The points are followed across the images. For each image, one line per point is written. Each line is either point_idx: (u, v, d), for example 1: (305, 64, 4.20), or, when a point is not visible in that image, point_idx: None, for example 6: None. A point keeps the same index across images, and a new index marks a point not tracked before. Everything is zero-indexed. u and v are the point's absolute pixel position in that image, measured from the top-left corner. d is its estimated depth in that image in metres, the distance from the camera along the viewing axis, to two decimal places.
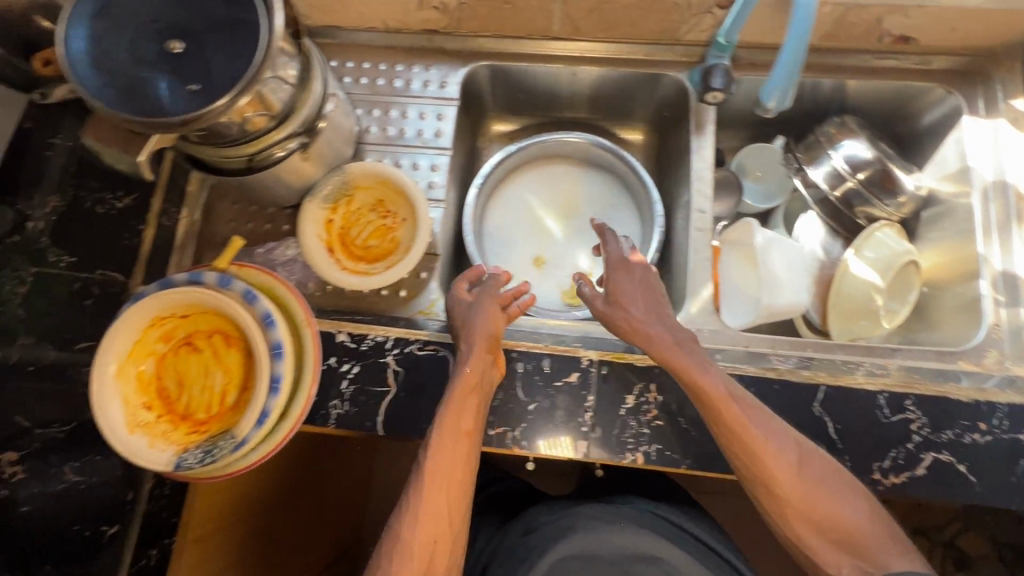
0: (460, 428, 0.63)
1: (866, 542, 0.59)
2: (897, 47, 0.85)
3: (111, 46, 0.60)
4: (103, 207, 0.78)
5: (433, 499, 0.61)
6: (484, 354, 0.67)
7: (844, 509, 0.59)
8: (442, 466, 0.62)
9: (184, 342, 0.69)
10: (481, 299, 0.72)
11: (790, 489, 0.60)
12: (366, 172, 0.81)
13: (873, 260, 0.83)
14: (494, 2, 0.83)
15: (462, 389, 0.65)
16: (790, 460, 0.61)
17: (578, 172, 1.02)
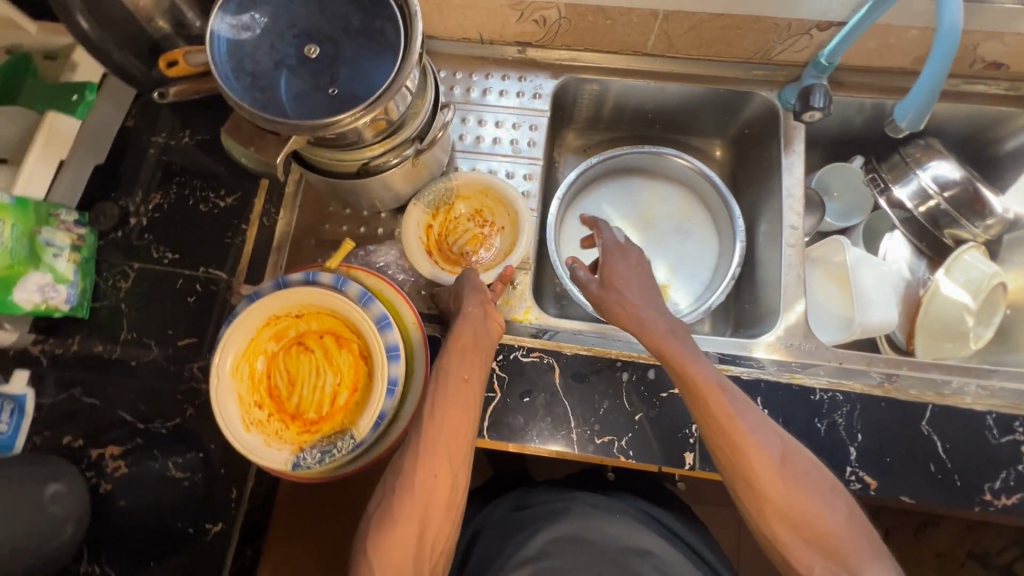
0: (460, 374, 0.65)
1: (846, 545, 0.54)
2: (988, 72, 0.86)
3: (254, 49, 0.62)
4: (207, 206, 0.81)
5: (432, 442, 0.61)
6: (481, 311, 0.70)
7: (821, 508, 0.56)
8: (445, 408, 0.62)
9: (295, 341, 0.70)
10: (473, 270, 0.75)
11: (766, 479, 0.57)
12: (470, 181, 0.83)
13: (965, 283, 0.84)
14: (594, 16, 0.84)
15: (460, 341, 0.67)
16: (766, 449, 0.59)
17: (656, 185, 1.03)
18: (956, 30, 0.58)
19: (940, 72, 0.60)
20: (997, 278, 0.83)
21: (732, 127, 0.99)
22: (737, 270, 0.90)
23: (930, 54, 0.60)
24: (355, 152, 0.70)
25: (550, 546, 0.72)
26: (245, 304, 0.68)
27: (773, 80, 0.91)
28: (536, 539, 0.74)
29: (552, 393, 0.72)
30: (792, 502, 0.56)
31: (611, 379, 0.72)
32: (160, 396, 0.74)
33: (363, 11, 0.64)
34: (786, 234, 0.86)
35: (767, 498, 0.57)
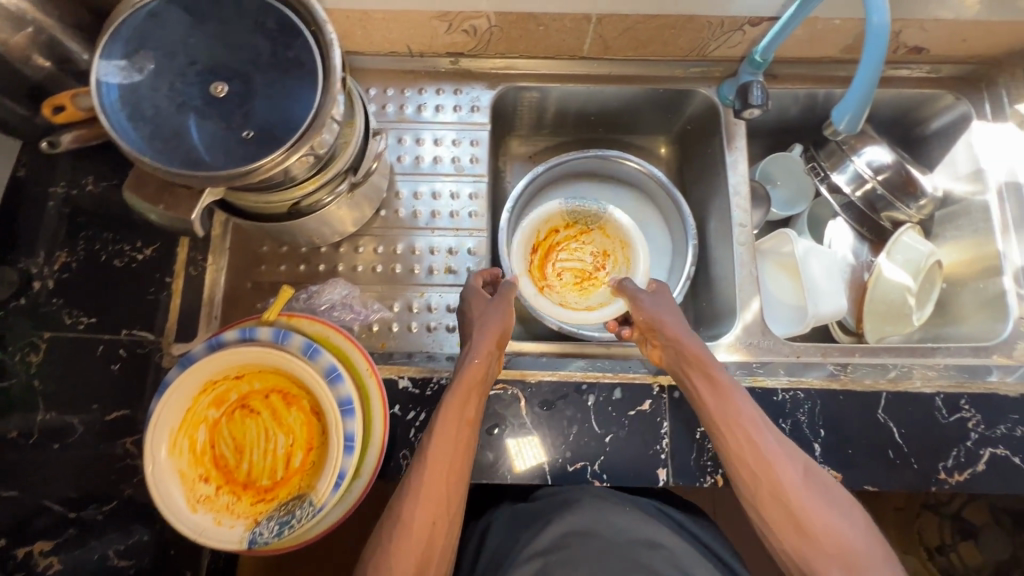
0: (464, 418, 0.65)
1: (864, 558, 0.58)
2: (911, 57, 0.88)
3: (150, 93, 0.55)
4: (123, 259, 0.74)
5: (433, 481, 0.62)
6: (491, 353, 0.69)
7: (835, 526, 0.60)
8: (445, 452, 0.63)
9: (238, 405, 0.64)
10: (505, 298, 0.74)
11: (784, 497, 0.61)
12: (619, 229, 0.89)
13: (904, 263, 0.87)
14: (526, 24, 0.80)
15: (467, 383, 0.66)
16: (784, 472, 0.62)
17: (604, 189, 1.02)
18: (885, 34, 0.59)
19: (873, 74, 0.61)
20: (933, 257, 0.86)
21: (675, 123, 0.99)
22: (691, 270, 0.91)
23: (862, 57, 0.61)
24: (283, 191, 0.65)
25: (565, 542, 0.64)
26: (177, 372, 0.62)
27: (710, 76, 0.90)
28: (545, 531, 0.66)
29: (519, 424, 0.70)
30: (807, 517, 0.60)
31: (578, 403, 0.71)
32: (90, 481, 0.66)
33: (272, 40, 0.58)
34: (736, 233, 0.86)
35: (783, 513, 0.61)
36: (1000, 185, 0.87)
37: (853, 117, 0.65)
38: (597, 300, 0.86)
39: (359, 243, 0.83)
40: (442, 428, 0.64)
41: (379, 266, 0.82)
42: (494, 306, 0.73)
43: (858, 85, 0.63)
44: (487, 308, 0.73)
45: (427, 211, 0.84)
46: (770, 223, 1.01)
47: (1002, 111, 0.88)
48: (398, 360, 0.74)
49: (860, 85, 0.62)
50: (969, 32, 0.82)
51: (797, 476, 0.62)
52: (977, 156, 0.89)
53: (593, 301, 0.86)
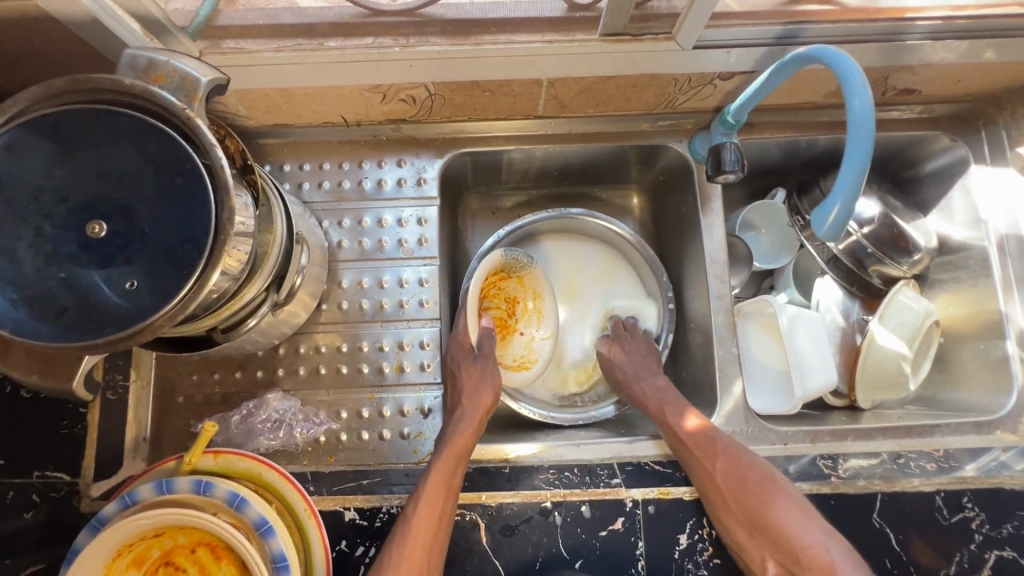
0: (451, 488, 0.62)
1: None
2: (901, 98, 0.80)
3: (12, 245, 0.47)
4: (30, 389, 0.66)
5: (418, 553, 0.59)
6: (482, 418, 0.69)
7: (804, 537, 0.59)
8: (428, 520, 0.60)
9: (161, 563, 0.58)
10: (491, 357, 0.75)
11: (745, 512, 0.62)
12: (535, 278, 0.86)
13: (898, 327, 0.80)
14: (471, 90, 0.72)
15: (457, 450, 0.65)
16: (740, 485, 0.63)
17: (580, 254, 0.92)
18: (870, 132, 0.52)
19: (856, 177, 0.53)
20: (930, 318, 0.79)
21: (647, 175, 0.90)
22: (669, 338, 0.84)
23: (843, 158, 0.53)
24: (193, 323, 0.56)
25: None
26: (85, 536, 0.55)
27: (680, 128, 0.82)
28: None
29: (481, 554, 0.64)
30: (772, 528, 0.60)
31: (542, 525, 0.65)
32: None
33: (155, 166, 0.49)
34: (714, 305, 0.79)
35: (746, 528, 0.61)
36: (1001, 237, 0.80)
37: (836, 222, 0.55)
38: (519, 350, 0.84)
39: (299, 344, 0.74)
40: (430, 492, 0.62)
41: (323, 368, 0.74)
42: (484, 371, 0.73)
43: (839, 189, 0.54)
44: (476, 369, 0.73)
45: (372, 302, 0.76)
46: (754, 275, 0.94)
47: (1002, 154, 0.80)
48: (345, 487, 0.67)
49: (841, 188, 0.53)
50: (964, 73, 0.74)
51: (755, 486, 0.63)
52: (975, 204, 0.81)
53: (512, 350, 0.84)
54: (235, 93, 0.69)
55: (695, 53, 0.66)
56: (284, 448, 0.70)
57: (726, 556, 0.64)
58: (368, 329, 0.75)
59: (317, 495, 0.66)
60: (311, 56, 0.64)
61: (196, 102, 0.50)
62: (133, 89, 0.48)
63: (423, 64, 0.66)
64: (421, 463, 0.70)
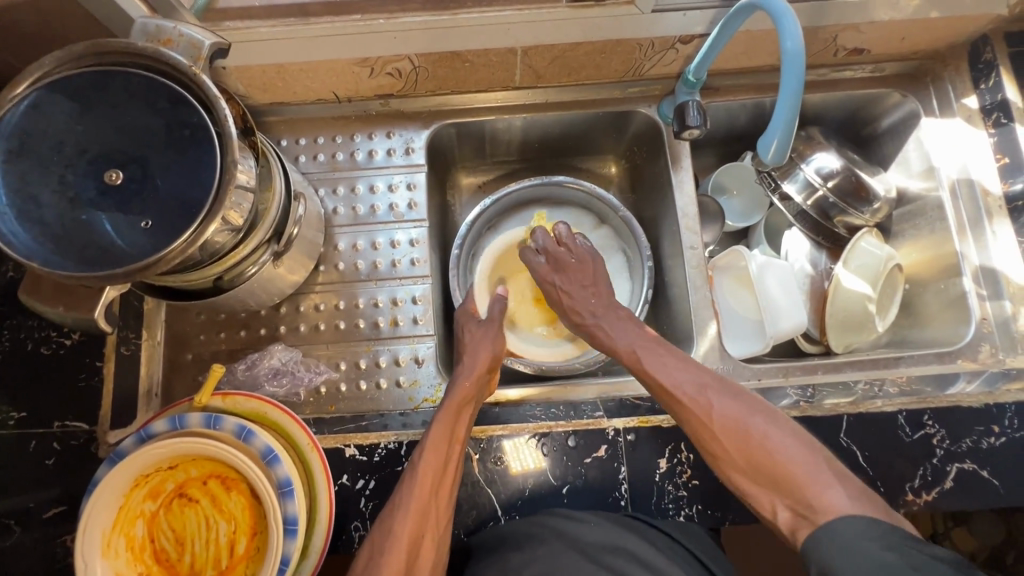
0: (455, 435, 0.66)
1: (797, 479, 0.53)
2: (852, 58, 0.86)
3: (39, 190, 0.52)
4: (49, 347, 0.70)
5: (425, 498, 0.62)
6: (481, 375, 0.72)
7: (767, 444, 0.56)
8: (433, 468, 0.63)
9: (176, 494, 0.62)
10: (496, 322, 0.79)
11: (736, 448, 0.58)
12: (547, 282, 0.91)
13: (861, 270, 0.85)
14: (450, 61, 0.78)
15: (458, 402, 0.68)
16: (740, 428, 0.58)
17: (604, 234, 0.97)
18: (801, 66, 0.58)
19: (792, 107, 0.59)
20: (892, 261, 0.85)
21: (622, 143, 0.96)
22: (648, 292, 0.88)
23: (780, 92, 0.60)
24: (200, 270, 0.61)
25: None
26: (105, 469, 0.60)
27: (649, 95, 0.88)
28: None
29: (473, 483, 0.69)
30: (774, 467, 0.55)
31: (531, 455, 0.69)
32: None
33: (165, 121, 0.55)
34: (687, 255, 0.84)
35: (705, 439, 0.61)
36: (953, 182, 0.84)
37: (777, 151, 0.64)
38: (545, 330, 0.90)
39: (299, 303, 0.79)
40: (432, 442, 0.64)
41: (322, 325, 0.79)
42: (487, 333, 0.77)
43: (776, 122, 0.61)
44: (480, 332, 0.78)
45: (367, 262, 0.81)
46: (728, 234, 1.00)
47: (950, 105, 0.86)
48: (345, 428, 0.71)
49: (780, 119, 0.61)
50: (907, 31, 0.80)
51: (751, 425, 0.58)
52: (927, 153, 0.86)
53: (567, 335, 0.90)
54: (235, 70, 0.75)
55: (654, 17, 0.72)
56: (287, 397, 0.74)
57: (703, 477, 0.68)
58: (363, 289, 0.80)
59: (319, 435, 0.70)
60: (302, 32, 0.70)
61: (200, 62, 0.55)
62: (144, 51, 0.54)
63: (406, 36, 0.72)
64: (417, 409, 0.75)
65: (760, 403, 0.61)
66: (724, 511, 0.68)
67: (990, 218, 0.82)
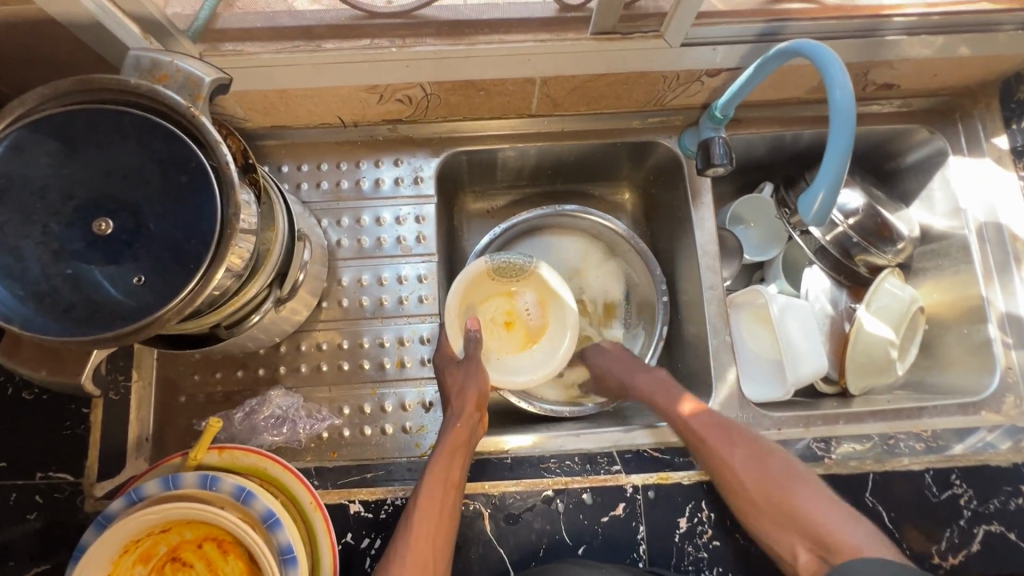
0: (450, 482, 0.62)
1: (822, 527, 0.57)
2: (881, 93, 0.83)
3: (20, 242, 0.48)
4: (31, 392, 0.66)
5: (423, 549, 0.58)
6: (472, 415, 0.67)
7: (790, 492, 0.60)
8: (429, 513, 0.60)
9: (169, 558, 0.58)
10: (476, 359, 0.71)
11: (760, 491, 0.61)
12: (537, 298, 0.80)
13: (882, 312, 0.83)
14: (465, 90, 0.73)
15: (450, 447, 0.65)
16: (763, 471, 0.62)
17: (611, 260, 0.93)
18: (851, 119, 0.54)
19: (840, 161, 0.55)
20: (915, 304, 0.82)
21: (638, 172, 0.92)
22: (664, 330, 0.85)
23: (826, 147, 0.56)
24: (197, 320, 0.57)
25: None
26: (93, 534, 0.56)
27: (670, 125, 0.84)
28: None
29: (485, 542, 0.65)
30: (797, 514, 0.59)
31: (545, 513, 0.66)
32: None
33: (160, 165, 0.50)
34: (707, 296, 0.81)
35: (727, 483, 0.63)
36: (980, 224, 0.82)
37: (821, 208, 0.59)
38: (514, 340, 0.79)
39: (300, 342, 0.75)
40: (426, 489, 0.61)
41: (324, 365, 0.75)
42: (469, 371, 0.70)
43: (823, 175, 0.57)
44: (461, 373, 0.71)
45: (372, 299, 0.77)
46: (744, 267, 0.97)
47: (978, 144, 0.83)
48: (349, 480, 0.67)
49: (826, 174, 0.57)
50: (940, 67, 0.77)
51: (777, 473, 0.62)
52: (954, 193, 0.84)
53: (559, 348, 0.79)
54: (234, 95, 0.70)
55: (682, 50, 0.68)
56: (287, 444, 0.70)
57: (725, 538, 0.66)
58: (368, 327, 0.76)
59: (321, 489, 0.67)
60: (308, 58, 0.65)
61: (200, 101, 0.51)
62: (138, 88, 0.50)
63: (418, 64, 0.68)
64: (424, 456, 0.71)
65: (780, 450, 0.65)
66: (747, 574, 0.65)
67: (1016, 261, 0.80)
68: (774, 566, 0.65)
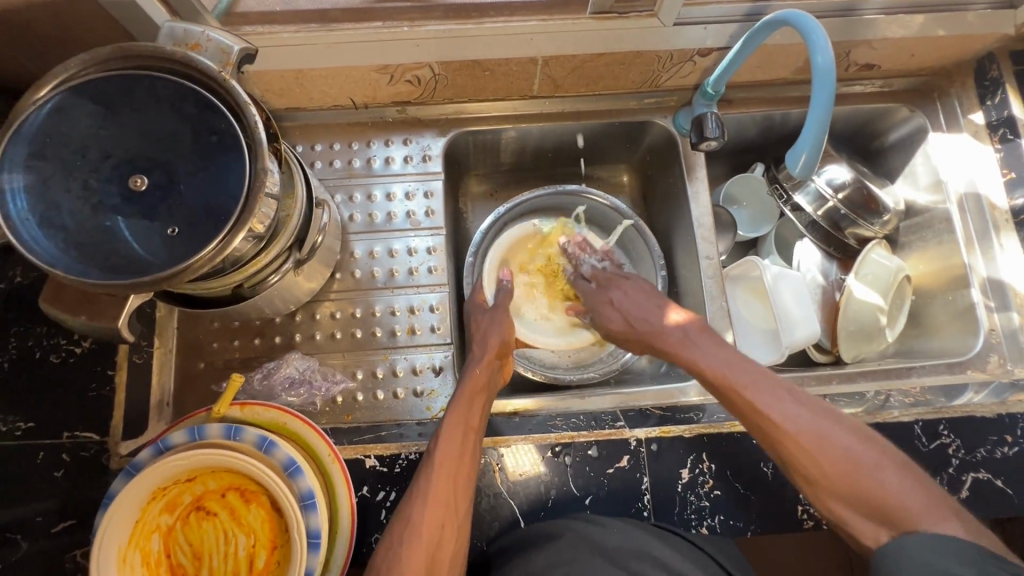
0: (470, 424, 0.65)
1: (906, 514, 0.52)
2: (863, 74, 0.88)
3: (61, 196, 0.51)
4: (58, 356, 0.69)
5: (445, 486, 0.61)
6: (492, 362, 0.72)
7: (870, 477, 0.54)
8: (451, 451, 0.63)
9: (194, 507, 0.61)
10: (500, 309, 0.78)
11: (836, 477, 0.56)
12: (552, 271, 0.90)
13: (871, 281, 0.87)
14: (472, 70, 0.78)
15: (471, 389, 0.68)
16: (843, 457, 0.56)
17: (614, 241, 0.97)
18: (831, 80, 0.59)
19: (821, 121, 0.60)
20: (902, 272, 0.86)
21: (634, 154, 0.96)
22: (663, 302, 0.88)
23: (809, 107, 0.61)
24: (222, 278, 0.60)
25: None
26: (122, 482, 0.58)
27: (664, 106, 0.88)
28: None
29: (495, 494, 0.68)
30: (881, 502, 0.53)
31: (552, 466, 0.69)
32: None
33: (192, 127, 0.54)
34: (703, 266, 0.85)
35: (798, 469, 0.58)
36: (961, 196, 0.86)
37: (806, 164, 0.64)
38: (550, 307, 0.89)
39: (314, 311, 0.78)
40: (449, 429, 0.64)
41: (338, 333, 0.78)
42: (492, 320, 0.77)
43: (807, 134, 0.62)
44: (485, 321, 0.77)
45: (384, 270, 0.80)
46: (739, 244, 1.01)
47: (956, 121, 0.88)
48: (363, 438, 0.70)
49: (809, 133, 0.61)
50: (916, 47, 0.82)
51: (861, 458, 0.56)
52: (935, 167, 0.88)
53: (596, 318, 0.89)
54: (253, 74, 0.74)
55: (675, 29, 0.73)
56: (303, 407, 0.73)
57: (725, 487, 0.68)
58: (381, 297, 0.79)
59: (337, 445, 0.70)
60: (324, 38, 0.70)
61: (229, 67, 0.55)
62: (173, 55, 0.53)
63: (427, 44, 0.72)
64: (435, 418, 0.74)
65: (864, 431, 0.58)
66: (748, 521, 0.68)
67: (996, 229, 0.84)
68: (772, 513, 0.68)
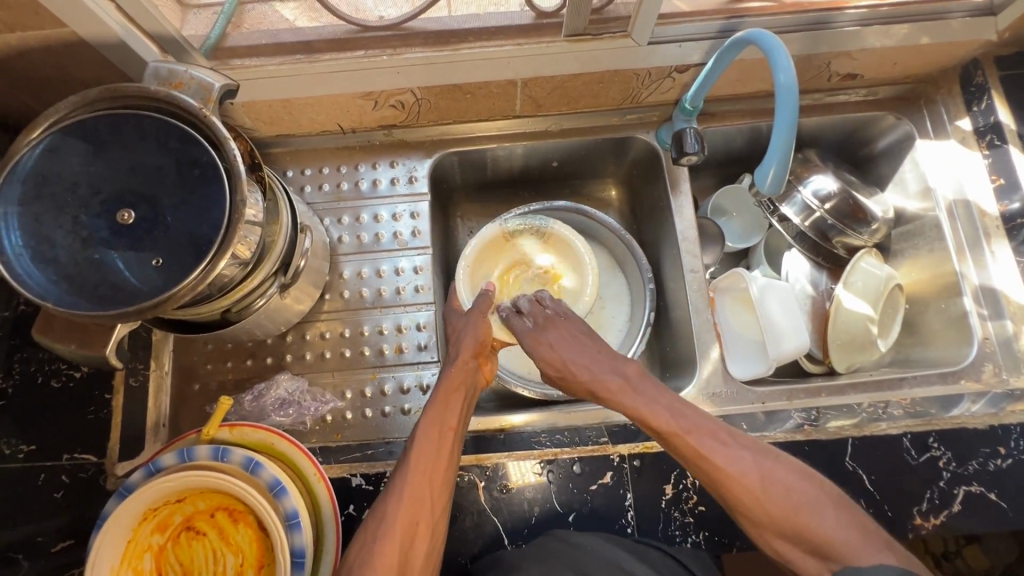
0: (448, 423, 0.66)
1: (843, 551, 0.53)
2: (846, 83, 0.88)
3: (53, 232, 0.54)
4: (58, 381, 0.71)
5: (419, 485, 0.61)
6: (468, 361, 0.72)
7: (810, 518, 0.55)
8: (427, 449, 0.63)
9: (184, 527, 0.62)
10: (476, 311, 0.75)
11: (779, 519, 0.56)
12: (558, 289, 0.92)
13: (861, 291, 0.86)
14: (453, 94, 0.80)
15: (449, 388, 0.69)
16: (783, 496, 0.57)
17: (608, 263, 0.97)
18: (794, 99, 0.59)
19: (786, 138, 0.61)
20: (892, 281, 0.85)
21: (621, 168, 0.97)
22: (650, 316, 0.88)
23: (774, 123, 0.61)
24: (210, 304, 0.62)
25: None
26: (115, 503, 0.60)
27: (647, 121, 0.89)
28: None
29: (479, 512, 0.68)
30: (821, 542, 0.54)
31: (537, 484, 0.69)
32: None
33: (176, 161, 0.56)
34: (688, 279, 0.85)
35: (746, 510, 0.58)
36: (949, 202, 0.85)
37: (774, 179, 0.64)
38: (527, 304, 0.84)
39: (305, 332, 0.80)
40: (424, 430, 0.65)
41: (327, 353, 0.80)
42: (467, 321, 0.75)
43: (773, 150, 0.63)
44: (461, 323, 0.75)
45: (372, 290, 0.82)
46: (730, 255, 1.01)
47: (943, 127, 0.87)
48: (351, 457, 0.72)
49: (775, 149, 0.62)
50: (899, 56, 0.81)
51: (801, 497, 0.57)
52: (923, 175, 0.87)
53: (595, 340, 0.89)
54: (242, 105, 0.77)
55: (651, 48, 0.74)
56: (293, 426, 0.75)
57: (709, 503, 0.68)
58: (369, 317, 0.81)
59: (325, 464, 0.72)
60: (308, 69, 0.72)
61: (210, 103, 0.57)
62: (157, 94, 0.56)
63: (407, 71, 0.74)
64: None
65: (806, 473, 0.59)
66: (732, 537, 0.67)
67: (986, 236, 0.83)
68: None
